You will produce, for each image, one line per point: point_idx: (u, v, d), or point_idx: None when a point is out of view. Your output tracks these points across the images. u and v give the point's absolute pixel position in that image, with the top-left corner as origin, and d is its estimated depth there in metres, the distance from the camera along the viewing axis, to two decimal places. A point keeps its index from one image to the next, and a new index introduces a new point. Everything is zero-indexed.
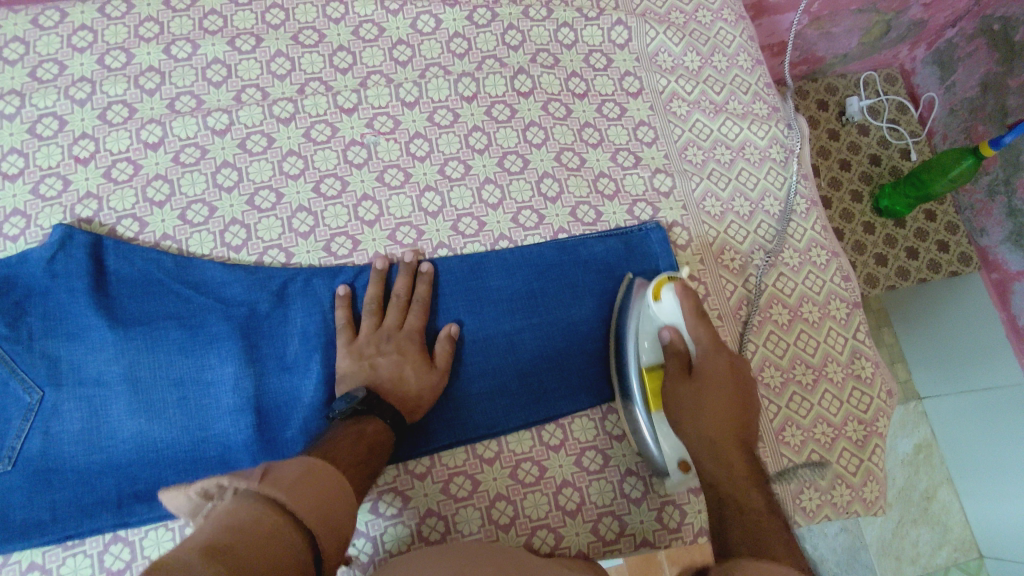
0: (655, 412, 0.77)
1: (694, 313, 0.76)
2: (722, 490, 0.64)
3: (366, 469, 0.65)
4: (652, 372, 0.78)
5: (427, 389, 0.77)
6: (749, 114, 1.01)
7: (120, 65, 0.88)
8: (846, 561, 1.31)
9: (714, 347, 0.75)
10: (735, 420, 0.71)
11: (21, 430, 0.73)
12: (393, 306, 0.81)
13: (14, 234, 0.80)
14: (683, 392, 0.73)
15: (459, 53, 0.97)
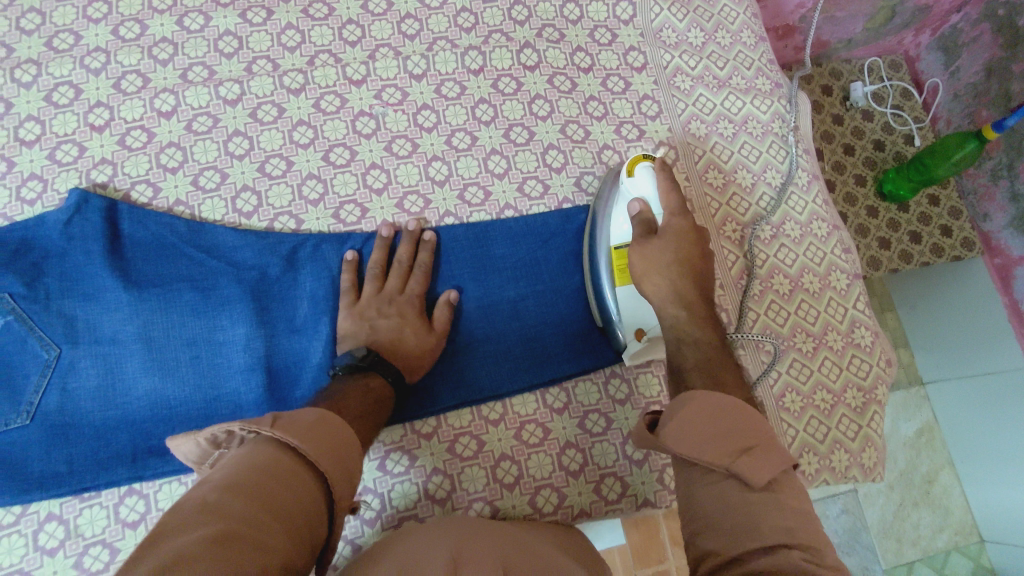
0: (620, 284, 0.80)
1: (668, 184, 0.82)
2: (684, 341, 0.72)
3: (370, 421, 0.69)
4: (620, 247, 0.81)
5: (427, 350, 0.80)
6: (752, 88, 1.02)
7: (134, 36, 0.89)
8: (848, 541, 1.31)
9: (680, 215, 0.79)
10: (698, 280, 0.78)
11: (39, 385, 0.75)
12: (395, 271, 0.84)
13: (31, 199, 0.82)
14: (650, 249, 0.77)
15: (465, 28, 0.98)
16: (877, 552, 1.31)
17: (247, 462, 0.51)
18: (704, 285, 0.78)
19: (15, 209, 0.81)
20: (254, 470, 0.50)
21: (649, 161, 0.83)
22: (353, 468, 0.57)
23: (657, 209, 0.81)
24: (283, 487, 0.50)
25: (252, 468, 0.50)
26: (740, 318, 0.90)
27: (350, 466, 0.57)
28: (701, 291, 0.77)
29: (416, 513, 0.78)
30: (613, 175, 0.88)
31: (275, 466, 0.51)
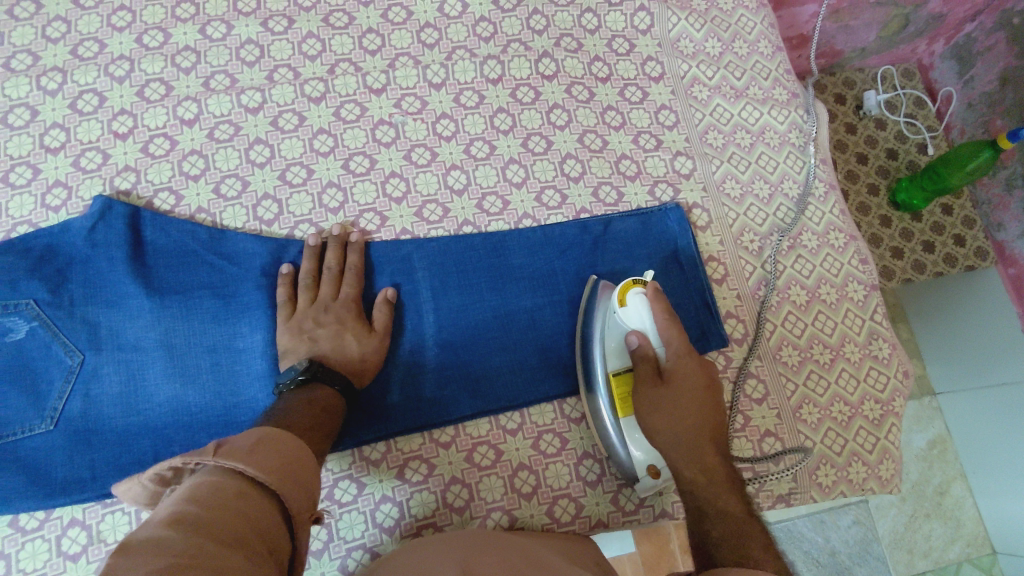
0: (624, 418, 0.77)
1: (666, 319, 0.75)
2: (703, 501, 0.67)
3: (321, 430, 0.68)
4: (619, 379, 0.77)
5: (370, 352, 0.79)
6: (769, 99, 1.02)
7: (158, 44, 0.90)
8: (859, 552, 1.31)
9: (684, 350, 0.75)
10: (708, 421, 0.72)
11: (63, 391, 0.76)
12: (326, 278, 0.82)
13: (56, 205, 0.83)
14: (657, 396, 0.73)
15: (484, 37, 0.99)
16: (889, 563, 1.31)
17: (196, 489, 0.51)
18: (716, 423, 0.73)
19: (39, 216, 0.82)
20: (201, 493, 0.50)
21: (643, 286, 0.78)
22: (308, 484, 0.59)
23: (656, 341, 0.76)
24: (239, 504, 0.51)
25: (196, 494, 0.50)
26: (757, 330, 0.90)
27: (303, 481, 0.58)
28: (716, 438, 0.72)
29: (434, 522, 0.78)
30: (603, 288, 0.83)
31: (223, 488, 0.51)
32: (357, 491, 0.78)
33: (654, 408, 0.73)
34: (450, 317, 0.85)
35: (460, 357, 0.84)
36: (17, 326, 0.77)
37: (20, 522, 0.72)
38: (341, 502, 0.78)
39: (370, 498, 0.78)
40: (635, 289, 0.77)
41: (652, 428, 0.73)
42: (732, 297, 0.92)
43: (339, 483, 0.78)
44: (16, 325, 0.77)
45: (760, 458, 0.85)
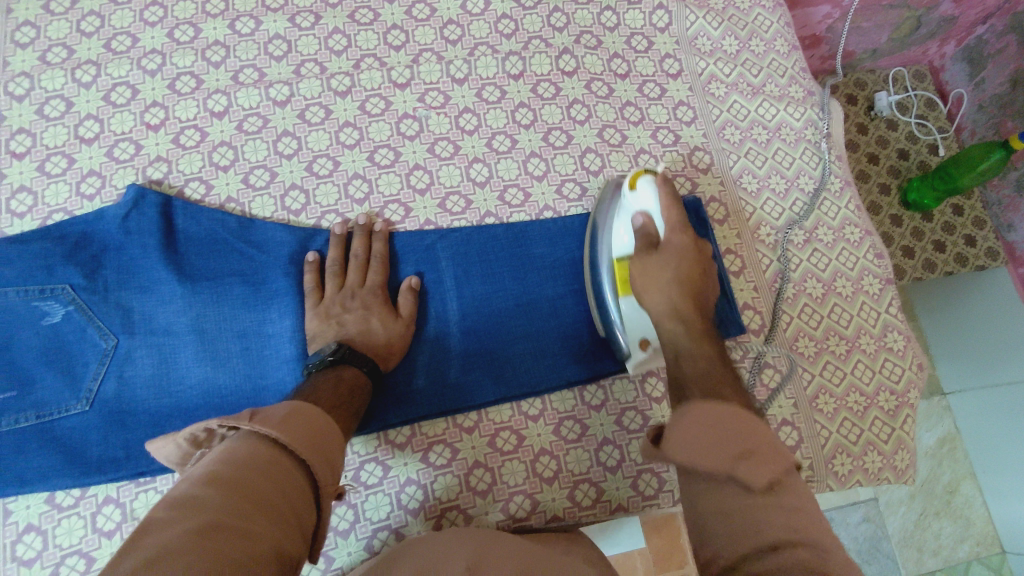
0: (623, 297, 0.80)
1: (669, 199, 0.79)
2: (682, 347, 0.71)
3: (347, 408, 0.70)
4: (622, 260, 0.80)
5: (396, 336, 0.81)
6: (785, 96, 1.04)
7: (188, 39, 0.92)
8: (868, 548, 1.31)
9: (681, 228, 0.78)
10: (694, 291, 0.76)
11: (97, 373, 0.78)
12: (352, 266, 0.85)
13: (90, 194, 0.85)
14: (650, 265, 0.76)
15: (506, 34, 1.01)
16: (899, 561, 1.32)
17: (228, 460, 0.54)
18: (701, 295, 0.77)
19: (74, 204, 0.84)
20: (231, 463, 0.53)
21: (652, 174, 0.81)
22: (336, 453, 0.62)
23: (659, 222, 0.79)
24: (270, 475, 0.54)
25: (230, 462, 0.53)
26: (773, 321, 0.92)
27: (331, 451, 0.61)
28: (699, 307, 0.75)
29: (458, 504, 0.80)
30: (614, 182, 0.86)
31: (254, 461, 0.54)
32: (382, 473, 0.80)
33: (646, 278, 0.76)
34: (473, 305, 0.87)
35: (482, 344, 0.85)
36: (53, 310, 0.79)
37: (56, 499, 0.74)
38: (367, 484, 0.80)
39: (395, 480, 0.80)
40: (646, 174, 0.81)
41: (645, 298, 0.76)
42: (749, 289, 0.94)
43: (365, 466, 0.80)
44: (52, 309, 0.79)
45: None
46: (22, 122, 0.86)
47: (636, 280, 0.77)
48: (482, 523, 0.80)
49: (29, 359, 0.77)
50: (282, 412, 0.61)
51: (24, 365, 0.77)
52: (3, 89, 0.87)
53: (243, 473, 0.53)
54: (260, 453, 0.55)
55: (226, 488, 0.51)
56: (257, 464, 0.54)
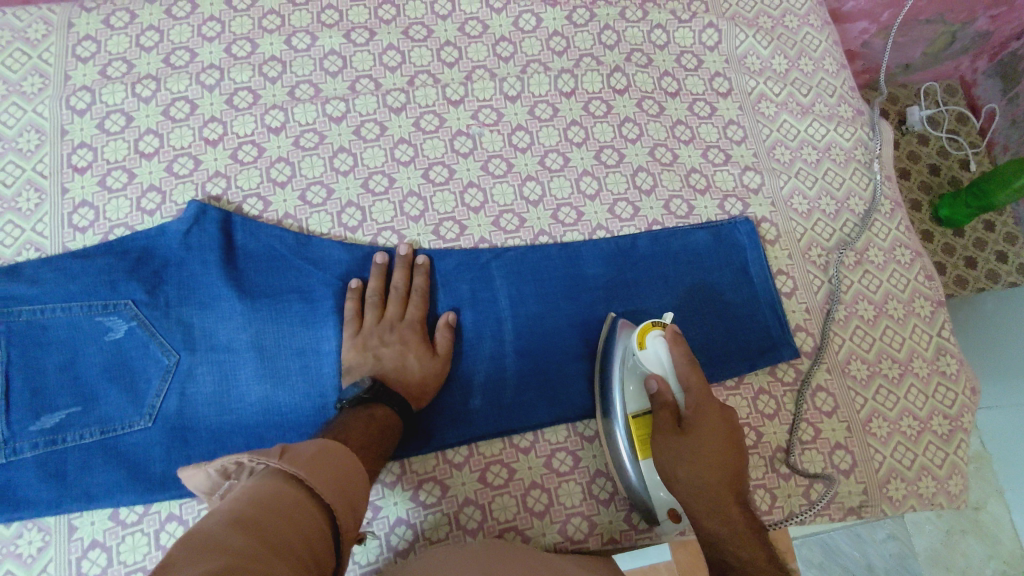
0: (642, 460, 0.76)
1: (686, 363, 0.73)
2: (725, 547, 0.65)
3: (376, 449, 0.70)
4: (639, 421, 0.76)
5: (431, 376, 0.81)
6: (836, 116, 1.03)
7: (246, 54, 0.93)
8: (894, 566, 1.26)
9: (703, 394, 0.72)
10: (728, 472, 0.69)
11: (160, 389, 0.78)
12: (392, 298, 0.84)
13: (151, 209, 0.85)
14: (673, 442, 0.71)
15: (558, 51, 1.01)
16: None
17: (249, 493, 0.54)
18: (738, 475, 0.70)
19: (135, 219, 0.84)
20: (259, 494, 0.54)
21: (662, 328, 0.76)
22: (358, 499, 0.61)
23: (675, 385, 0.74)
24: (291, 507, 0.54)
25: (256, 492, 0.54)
26: (824, 343, 0.92)
27: (353, 496, 0.60)
28: (738, 490, 0.69)
29: (516, 525, 0.80)
30: (625, 325, 0.81)
31: (278, 499, 0.54)
32: (440, 493, 0.80)
33: (673, 458, 0.71)
34: (527, 324, 0.86)
35: (537, 364, 0.85)
36: (116, 325, 0.79)
37: (120, 515, 0.75)
38: (426, 504, 0.80)
39: (454, 500, 0.80)
40: (654, 332, 0.75)
41: (669, 476, 0.72)
42: (801, 311, 0.94)
43: (424, 486, 0.80)
44: (115, 324, 0.79)
45: (829, 470, 0.87)
46: (83, 136, 0.87)
47: (660, 453, 0.72)
48: (539, 545, 0.79)
49: (93, 374, 0.78)
50: (309, 449, 0.61)
51: (88, 381, 0.78)
52: (66, 103, 0.88)
53: (264, 507, 0.52)
54: (282, 488, 0.55)
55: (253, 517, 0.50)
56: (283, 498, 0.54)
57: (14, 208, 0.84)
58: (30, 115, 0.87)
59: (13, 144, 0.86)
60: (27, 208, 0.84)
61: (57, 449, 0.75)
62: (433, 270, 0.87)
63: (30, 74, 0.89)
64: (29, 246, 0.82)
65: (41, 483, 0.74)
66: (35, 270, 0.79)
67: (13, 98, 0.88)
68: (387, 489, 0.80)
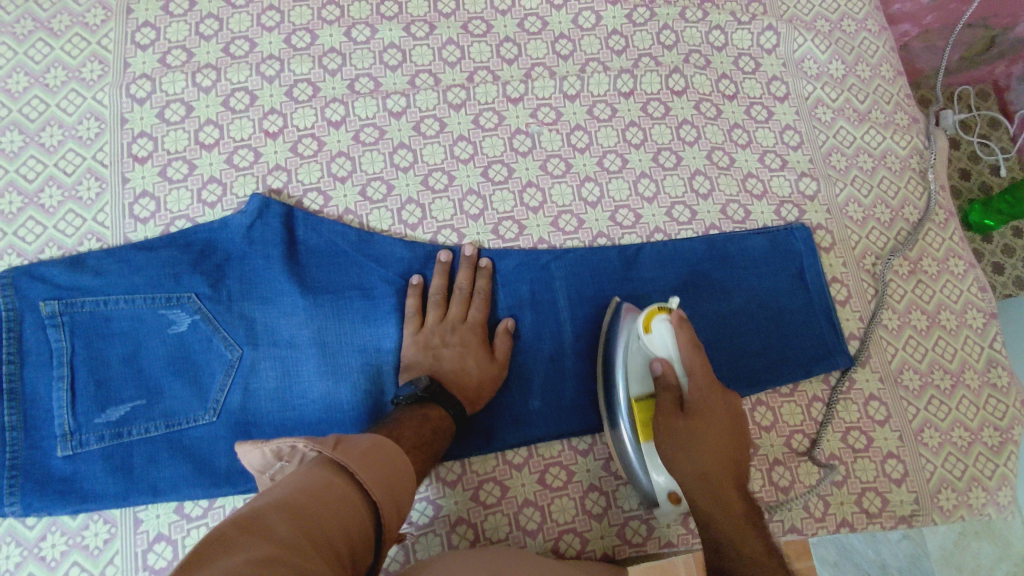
0: (643, 443, 0.76)
1: (690, 346, 0.74)
2: (721, 533, 0.67)
3: (427, 451, 0.69)
4: (639, 404, 0.76)
5: (488, 380, 0.80)
6: (892, 123, 1.03)
7: (305, 45, 0.92)
8: (907, 567, 1.17)
9: (706, 380, 0.73)
10: (728, 454, 0.72)
11: (224, 384, 0.78)
12: (456, 298, 0.84)
13: (212, 201, 0.84)
14: (676, 426, 0.73)
15: (617, 50, 1.00)
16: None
17: (298, 482, 0.53)
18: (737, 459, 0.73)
19: (197, 211, 0.84)
20: (308, 484, 0.53)
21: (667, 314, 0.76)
22: (403, 502, 0.59)
23: (679, 369, 0.75)
24: (336, 502, 0.52)
25: (305, 483, 0.53)
26: (879, 352, 0.92)
27: (400, 499, 0.59)
28: (734, 469, 0.71)
29: (575, 527, 0.80)
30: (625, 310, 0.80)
31: (327, 489, 0.53)
32: (500, 493, 0.81)
33: (673, 438, 0.73)
34: (587, 327, 0.86)
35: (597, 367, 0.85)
36: (179, 319, 0.78)
37: (185, 509, 0.75)
38: (486, 504, 0.80)
39: (513, 501, 0.80)
40: (660, 316, 0.75)
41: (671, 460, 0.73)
42: (855, 319, 0.94)
43: (484, 485, 0.81)
44: (178, 317, 0.78)
45: (882, 479, 0.87)
46: (143, 125, 0.86)
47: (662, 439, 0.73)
48: (597, 547, 0.80)
49: (157, 368, 0.77)
50: (364, 444, 0.60)
51: (152, 374, 0.77)
52: (125, 91, 0.87)
53: (311, 499, 0.51)
54: (331, 480, 0.54)
55: (298, 508, 0.50)
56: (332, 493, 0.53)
57: (75, 197, 0.83)
58: (89, 103, 0.86)
59: (73, 132, 0.85)
60: (88, 196, 0.83)
61: (123, 442, 0.75)
62: (494, 271, 0.87)
63: (90, 60, 0.88)
64: (91, 236, 0.82)
65: (108, 475, 0.74)
66: (99, 261, 0.79)
67: (73, 85, 0.87)
68: (448, 489, 0.81)
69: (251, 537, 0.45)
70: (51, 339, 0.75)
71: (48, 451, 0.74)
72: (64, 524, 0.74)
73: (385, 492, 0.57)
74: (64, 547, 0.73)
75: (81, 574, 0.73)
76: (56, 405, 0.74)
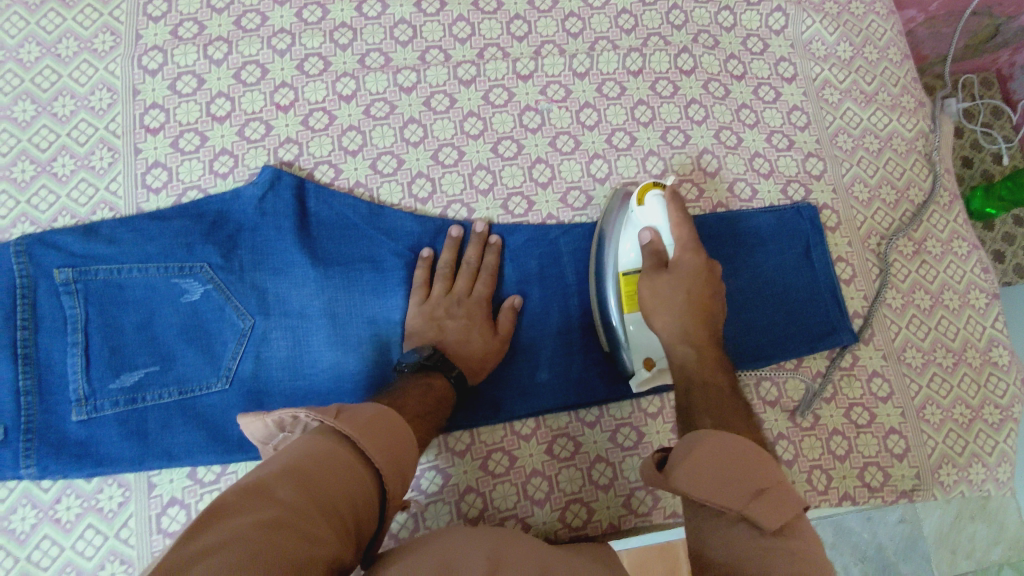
0: (629, 313, 0.77)
1: (677, 217, 0.76)
2: (692, 376, 0.68)
3: (429, 420, 0.71)
4: (627, 276, 0.78)
5: (491, 354, 0.81)
6: (898, 105, 1.03)
7: (317, 19, 0.92)
8: (902, 549, 1.18)
9: (693, 246, 0.75)
10: (703, 312, 0.73)
11: (236, 352, 0.78)
12: (463, 273, 0.84)
13: (224, 172, 0.85)
14: (660, 285, 0.74)
15: (626, 29, 1.00)
16: (930, 564, 1.18)
17: (304, 449, 0.53)
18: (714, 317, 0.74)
19: (209, 182, 0.84)
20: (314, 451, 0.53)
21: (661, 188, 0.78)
22: (409, 468, 0.58)
23: (668, 240, 0.76)
24: (342, 471, 0.52)
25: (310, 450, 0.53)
26: (882, 331, 0.93)
27: (406, 467, 0.58)
28: (711, 325, 0.73)
29: (581, 497, 0.82)
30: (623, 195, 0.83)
31: (332, 457, 0.52)
32: (509, 463, 0.82)
33: (657, 297, 0.74)
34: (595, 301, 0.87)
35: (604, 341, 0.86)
36: (192, 288, 0.79)
37: (198, 474, 0.77)
38: (495, 473, 0.81)
39: (521, 471, 0.82)
40: (653, 189, 0.77)
41: (653, 318, 0.74)
42: (859, 297, 0.95)
43: (493, 456, 0.82)
44: (191, 287, 0.79)
45: (884, 454, 0.89)
46: (155, 96, 0.86)
47: (647, 303, 0.74)
48: (603, 517, 0.81)
49: (170, 335, 0.78)
50: (370, 413, 0.59)
51: (166, 341, 0.78)
52: (137, 62, 0.87)
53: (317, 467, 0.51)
54: (336, 449, 0.54)
55: (302, 479, 0.49)
56: (338, 462, 0.52)
57: (88, 166, 0.84)
58: (101, 74, 0.87)
59: (85, 102, 0.86)
60: (101, 166, 0.84)
61: (137, 408, 0.76)
62: (504, 246, 0.88)
63: (102, 31, 0.88)
64: (103, 205, 0.82)
65: (123, 440, 0.75)
66: (113, 230, 0.79)
67: (85, 55, 0.87)
68: (457, 458, 0.82)
69: (253, 507, 0.45)
70: (66, 306, 0.76)
71: (62, 416, 0.74)
72: (79, 487, 0.75)
73: (392, 461, 0.56)
74: (79, 510, 0.75)
75: (96, 536, 0.74)
76: (70, 369, 0.75)
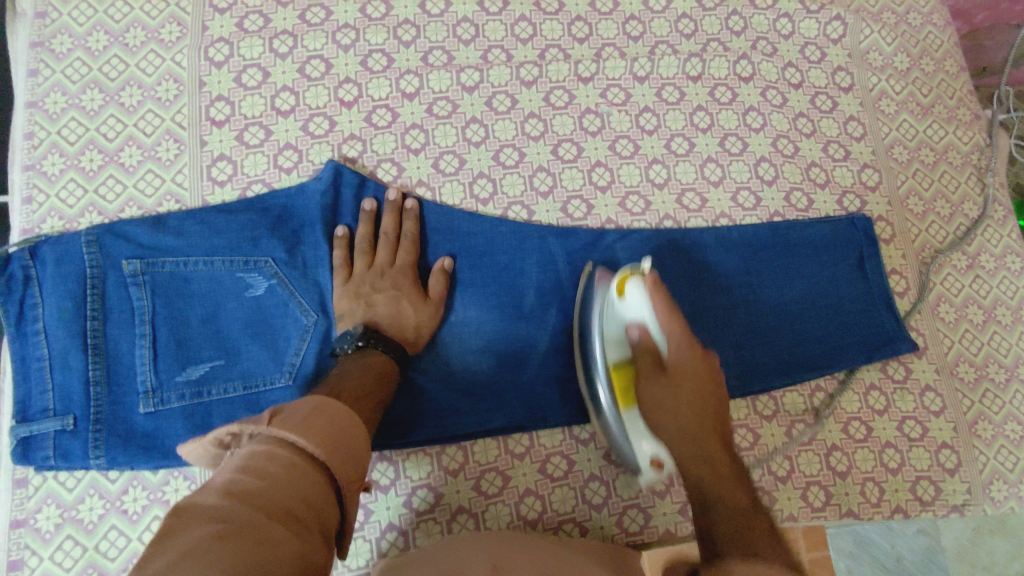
0: (625, 410, 0.74)
1: (665, 310, 0.69)
2: (706, 487, 0.61)
3: (375, 397, 0.69)
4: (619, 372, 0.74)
5: (426, 321, 0.80)
6: (954, 118, 1.03)
7: (380, 15, 0.92)
8: (922, 562, 1.18)
9: (686, 341, 0.69)
10: (708, 416, 0.67)
11: (299, 348, 0.78)
12: (383, 244, 0.82)
13: (288, 167, 0.85)
14: (659, 391, 0.69)
15: (686, 34, 1.00)
16: None
17: (252, 467, 0.49)
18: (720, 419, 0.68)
19: (273, 176, 0.84)
20: (261, 464, 0.49)
21: (641, 274, 0.72)
22: (361, 453, 0.57)
23: (656, 332, 0.71)
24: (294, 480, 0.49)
25: (259, 467, 0.49)
26: (937, 345, 0.93)
27: (352, 447, 0.56)
28: (721, 431, 0.67)
29: (639, 502, 0.82)
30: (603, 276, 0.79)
31: (278, 467, 0.49)
32: (567, 467, 0.82)
33: (656, 403, 0.69)
34: None
35: None
36: (256, 283, 0.79)
37: None
38: (553, 477, 0.82)
39: (579, 475, 0.82)
40: (634, 278, 0.72)
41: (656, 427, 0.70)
42: (914, 313, 0.94)
43: (551, 459, 0.82)
44: (255, 281, 0.79)
45: (935, 468, 0.89)
46: (221, 89, 0.86)
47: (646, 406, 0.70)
48: (660, 523, 0.81)
49: (235, 329, 0.78)
50: (304, 409, 0.56)
51: (231, 335, 0.78)
52: (203, 54, 0.87)
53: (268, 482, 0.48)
54: (280, 456, 0.50)
55: (245, 489, 0.47)
56: (290, 471, 0.50)
57: (154, 158, 0.84)
58: (168, 64, 0.87)
59: (152, 93, 0.86)
60: (167, 158, 0.84)
61: (203, 401, 0.76)
62: (561, 249, 0.87)
63: (168, 21, 0.88)
64: (169, 197, 0.82)
65: (188, 433, 0.75)
66: (179, 222, 0.79)
67: (152, 45, 0.87)
68: (516, 461, 0.82)
69: (196, 523, 0.43)
70: (133, 297, 0.76)
71: (130, 407, 0.75)
72: (145, 479, 0.76)
73: (334, 448, 0.53)
74: (146, 502, 0.75)
75: None
76: (139, 361, 0.75)
